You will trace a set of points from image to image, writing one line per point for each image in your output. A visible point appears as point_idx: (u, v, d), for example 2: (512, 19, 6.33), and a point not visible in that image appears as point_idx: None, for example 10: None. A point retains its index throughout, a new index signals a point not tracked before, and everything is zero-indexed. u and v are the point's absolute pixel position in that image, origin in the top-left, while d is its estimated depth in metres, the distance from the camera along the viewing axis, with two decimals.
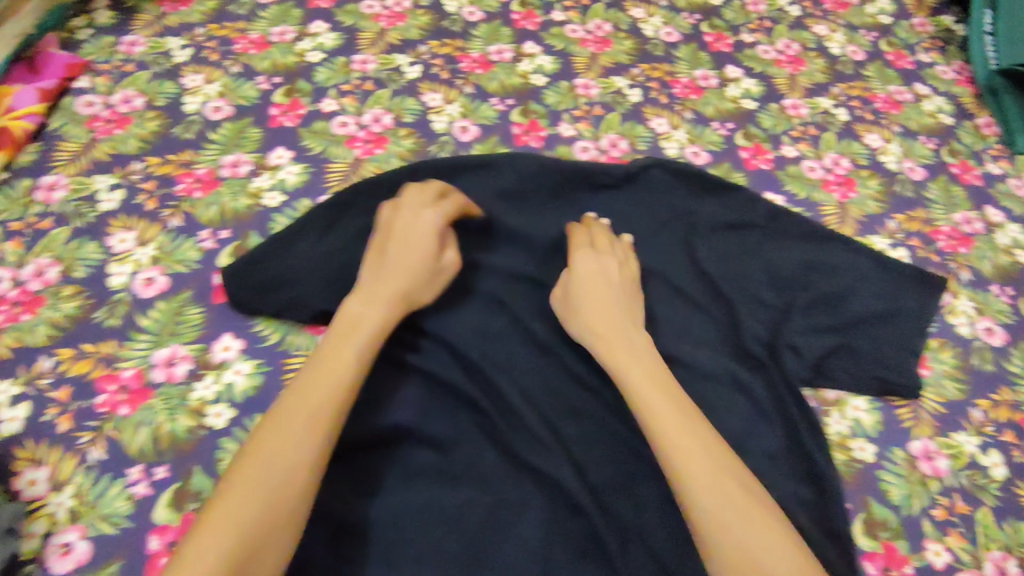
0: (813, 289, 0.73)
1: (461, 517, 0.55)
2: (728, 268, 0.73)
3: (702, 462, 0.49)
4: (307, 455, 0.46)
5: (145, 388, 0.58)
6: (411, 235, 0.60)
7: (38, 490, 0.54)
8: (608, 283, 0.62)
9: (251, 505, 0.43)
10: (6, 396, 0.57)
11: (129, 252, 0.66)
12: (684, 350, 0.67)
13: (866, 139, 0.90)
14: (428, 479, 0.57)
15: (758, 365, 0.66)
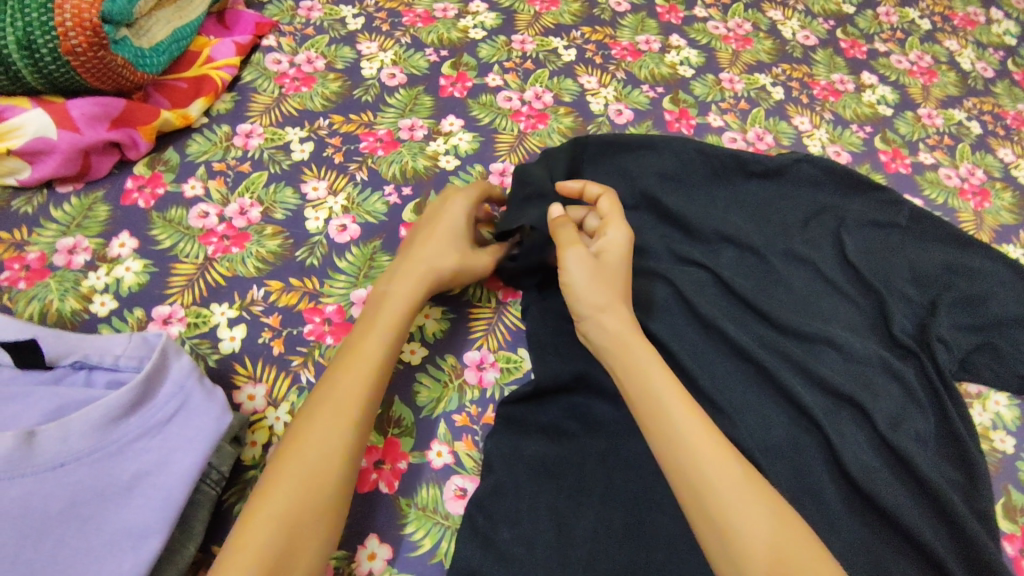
0: (956, 290, 0.74)
1: (643, 463, 0.56)
2: (874, 262, 0.75)
3: (715, 468, 0.46)
4: (335, 441, 0.48)
5: (347, 323, 0.63)
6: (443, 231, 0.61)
7: (256, 405, 0.58)
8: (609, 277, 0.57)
9: (287, 488, 0.45)
10: (225, 317, 0.62)
11: (323, 199, 0.71)
12: (839, 334, 0.68)
13: (999, 152, 0.91)
14: (610, 428, 0.58)
15: (908, 354, 0.69)
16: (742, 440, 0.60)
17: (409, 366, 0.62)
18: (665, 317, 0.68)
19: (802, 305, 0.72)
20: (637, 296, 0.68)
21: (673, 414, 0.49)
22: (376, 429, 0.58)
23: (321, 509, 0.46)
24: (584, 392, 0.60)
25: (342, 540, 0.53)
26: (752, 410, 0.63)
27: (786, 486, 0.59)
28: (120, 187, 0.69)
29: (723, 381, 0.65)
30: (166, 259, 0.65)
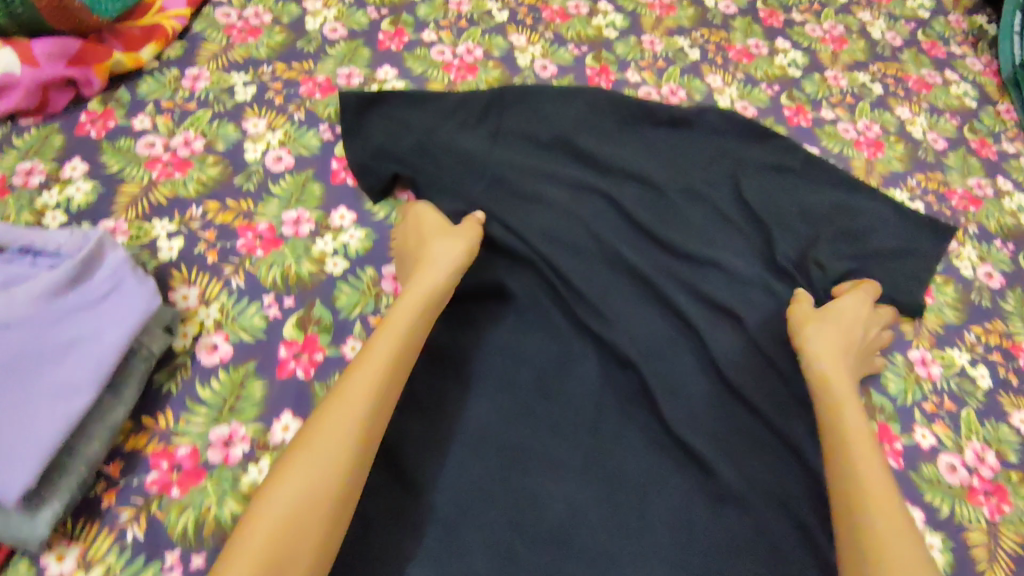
0: (837, 224, 0.82)
1: (532, 358, 0.66)
2: (767, 200, 0.83)
3: (875, 471, 0.54)
4: (356, 424, 0.51)
5: (277, 239, 0.70)
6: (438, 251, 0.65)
7: (189, 304, 0.65)
8: (857, 322, 0.69)
9: (300, 477, 0.48)
10: (165, 231, 0.69)
11: (262, 134, 0.78)
12: (726, 258, 0.75)
13: (897, 111, 0.99)
14: (507, 326, 0.68)
15: (785, 278, 0.77)
16: (622, 342, 0.68)
17: (331, 276, 0.69)
18: (566, 241, 0.74)
19: (698, 235, 0.79)
20: (541, 226, 0.75)
21: (849, 421, 0.58)
22: (297, 327, 0.65)
23: (328, 502, 0.48)
24: (490, 298, 0.70)
25: (258, 415, 0.60)
26: (631, 319, 0.70)
27: (663, 380, 0.67)
28: (74, 120, 0.76)
29: (614, 295, 0.72)
30: (114, 182, 0.71)
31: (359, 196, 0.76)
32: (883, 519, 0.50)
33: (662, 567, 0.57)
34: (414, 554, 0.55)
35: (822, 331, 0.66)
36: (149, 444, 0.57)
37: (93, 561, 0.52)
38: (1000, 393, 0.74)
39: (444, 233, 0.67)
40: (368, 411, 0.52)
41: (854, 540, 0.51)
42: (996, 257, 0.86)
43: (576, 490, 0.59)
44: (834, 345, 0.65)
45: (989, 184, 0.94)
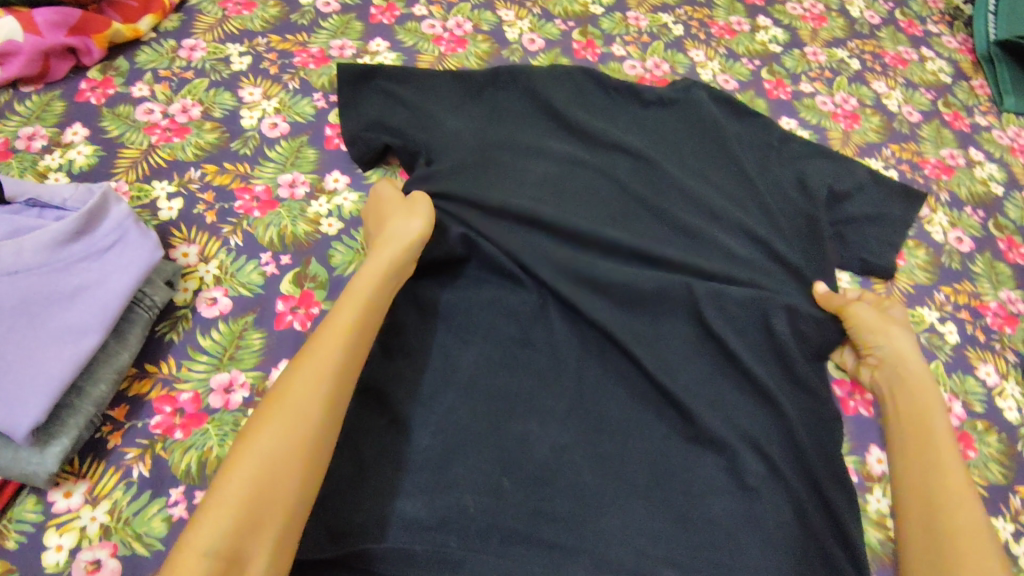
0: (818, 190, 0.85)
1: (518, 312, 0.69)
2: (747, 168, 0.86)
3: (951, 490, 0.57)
4: (313, 394, 0.52)
5: (273, 201, 0.73)
6: (399, 219, 0.67)
7: (190, 261, 0.67)
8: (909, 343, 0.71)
9: (270, 436, 0.49)
10: (164, 191, 0.71)
11: (258, 102, 0.80)
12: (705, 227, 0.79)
13: (874, 85, 1.03)
14: (493, 284, 0.71)
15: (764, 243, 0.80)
16: (606, 300, 0.72)
17: (326, 236, 0.72)
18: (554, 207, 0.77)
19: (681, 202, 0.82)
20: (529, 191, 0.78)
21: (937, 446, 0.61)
22: (294, 283, 0.68)
23: (294, 468, 0.48)
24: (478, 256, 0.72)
25: (257, 363, 0.62)
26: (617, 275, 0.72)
27: (643, 334, 0.70)
28: (74, 87, 0.78)
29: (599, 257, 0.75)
30: (115, 146, 0.74)
31: (355, 163, 0.78)
32: (959, 534, 0.54)
33: (642, 503, 0.60)
34: (405, 489, 0.57)
35: (905, 336, 0.70)
36: (152, 390, 0.60)
37: (99, 497, 0.54)
38: (967, 348, 0.78)
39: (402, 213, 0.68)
40: (331, 368, 0.53)
41: (931, 539, 0.55)
42: (966, 222, 0.89)
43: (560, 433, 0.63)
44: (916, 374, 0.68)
45: (961, 155, 0.97)
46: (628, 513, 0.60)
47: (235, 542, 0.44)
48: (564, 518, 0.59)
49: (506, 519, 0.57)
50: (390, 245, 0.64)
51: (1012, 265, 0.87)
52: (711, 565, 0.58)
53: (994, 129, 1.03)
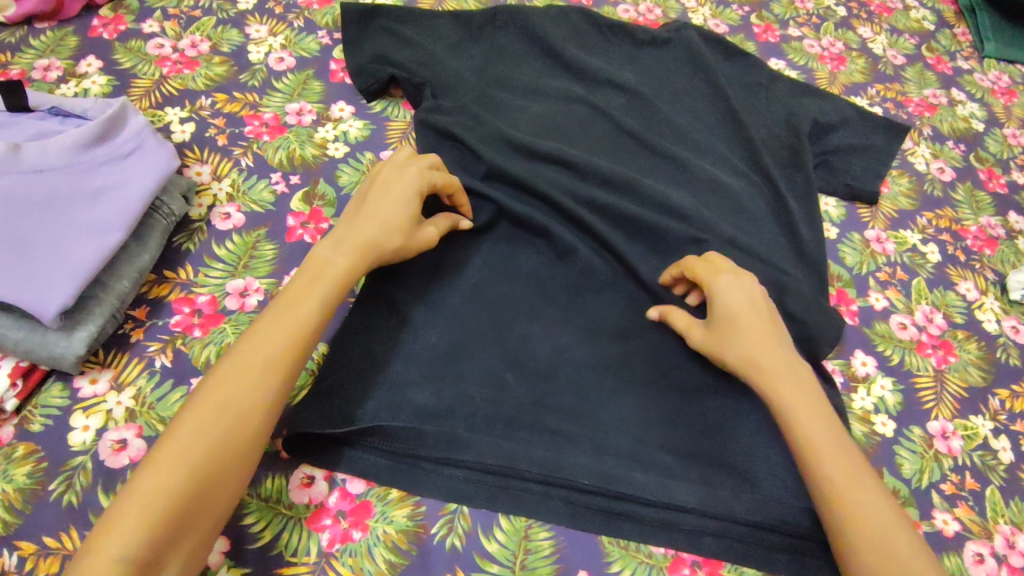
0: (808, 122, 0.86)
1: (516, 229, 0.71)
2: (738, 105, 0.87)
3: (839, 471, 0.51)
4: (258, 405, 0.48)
5: (281, 127, 0.76)
6: (402, 212, 0.60)
7: (203, 178, 0.70)
8: (751, 308, 0.60)
9: (201, 444, 0.45)
10: (177, 117, 0.74)
11: (264, 38, 0.83)
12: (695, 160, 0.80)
13: (859, 30, 1.06)
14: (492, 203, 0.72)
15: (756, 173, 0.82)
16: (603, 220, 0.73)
17: (333, 159, 0.74)
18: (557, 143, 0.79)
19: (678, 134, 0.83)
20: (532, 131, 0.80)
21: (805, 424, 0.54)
22: (304, 201, 0.71)
23: (223, 486, 0.46)
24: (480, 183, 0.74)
25: (270, 271, 0.65)
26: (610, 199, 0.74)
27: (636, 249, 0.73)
28: (87, 24, 0.81)
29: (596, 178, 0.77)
30: (128, 77, 0.77)
31: (363, 100, 0.80)
32: (872, 526, 0.49)
33: (638, 396, 0.63)
34: (414, 381, 0.60)
35: (727, 335, 0.59)
36: (172, 293, 0.63)
37: (124, 384, 0.57)
38: (947, 267, 0.81)
39: (402, 195, 0.60)
40: (275, 379, 0.49)
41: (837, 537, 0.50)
42: (948, 155, 0.93)
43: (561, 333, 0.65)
44: (755, 352, 0.58)
45: (944, 95, 1.00)
46: (625, 405, 0.62)
47: (152, 556, 0.42)
48: (563, 406, 0.61)
49: (510, 407, 0.60)
50: (372, 236, 0.58)
51: (991, 194, 0.90)
52: (703, 450, 0.61)
53: (976, 72, 1.06)
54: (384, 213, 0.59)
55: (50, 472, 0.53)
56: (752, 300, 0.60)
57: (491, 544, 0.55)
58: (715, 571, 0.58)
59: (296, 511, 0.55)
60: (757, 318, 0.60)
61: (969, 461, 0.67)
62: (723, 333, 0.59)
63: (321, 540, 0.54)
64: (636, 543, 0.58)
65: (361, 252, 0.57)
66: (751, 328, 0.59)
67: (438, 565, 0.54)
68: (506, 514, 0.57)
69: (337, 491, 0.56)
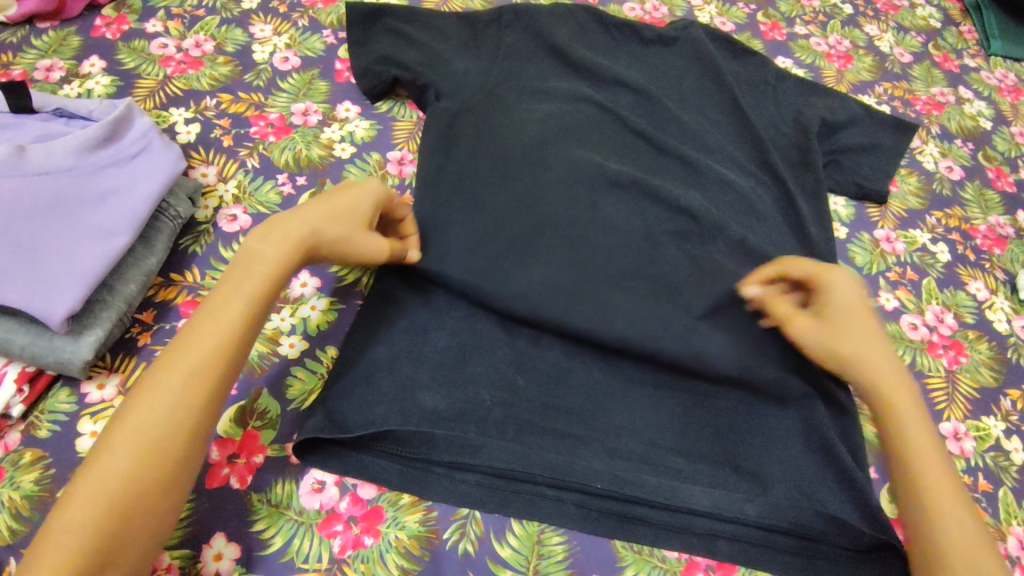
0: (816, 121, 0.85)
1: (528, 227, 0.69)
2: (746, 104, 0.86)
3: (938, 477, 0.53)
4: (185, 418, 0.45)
5: (287, 127, 0.75)
6: (345, 209, 0.56)
7: (209, 180, 0.70)
8: (869, 314, 0.62)
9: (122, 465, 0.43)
10: (182, 117, 0.74)
11: (268, 38, 0.82)
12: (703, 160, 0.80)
13: (866, 28, 1.05)
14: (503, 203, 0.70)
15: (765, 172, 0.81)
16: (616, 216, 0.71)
17: (340, 160, 0.74)
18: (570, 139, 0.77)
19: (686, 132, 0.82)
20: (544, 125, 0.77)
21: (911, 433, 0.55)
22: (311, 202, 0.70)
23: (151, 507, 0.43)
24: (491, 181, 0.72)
25: None
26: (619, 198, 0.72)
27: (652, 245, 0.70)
28: (90, 24, 0.80)
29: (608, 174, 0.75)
30: (132, 78, 0.76)
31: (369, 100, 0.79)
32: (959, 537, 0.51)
33: (650, 398, 0.63)
34: (424, 384, 0.59)
35: (858, 333, 0.60)
36: (178, 296, 0.62)
37: (132, 388, 0.56)
38: (958, 266, 0.81)
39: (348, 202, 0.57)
40: (199, 389, 0.46)
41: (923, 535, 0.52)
42: (957, 153, 0.92)
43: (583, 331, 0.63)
44: (876, 357, 0.59)
45: (951, 93, 1.00)
46: (637, 407, 0.62)
47: None
48: (574, 409, 0.61)
49: (521, 410, 0.60)
50: (311, 228, 0.54)
51: (1000, 193, 0.90)
52: (715, 453, 0.61)
53: (983, 70, 1.06)
54: (323, 206, 0.56)
55: (58, 479, 0.52)
56: (862, 300, 0.62)
57: (503, 549, 0.55)
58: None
59: (307, 517, 0.54)
60: (858, 327, 0.61)
61: (981, 462, 0.67)
62: (834, 326, 0.61)
63: (332, 547, 0.53)
64: (649, 547, 0.57)
65: (292, 247, 0.53)
66: (858, 326, 0.61)
67: (450, 571, 0.53)
68: (518, 519, 0.56)
69: (347, 496, 0.55)
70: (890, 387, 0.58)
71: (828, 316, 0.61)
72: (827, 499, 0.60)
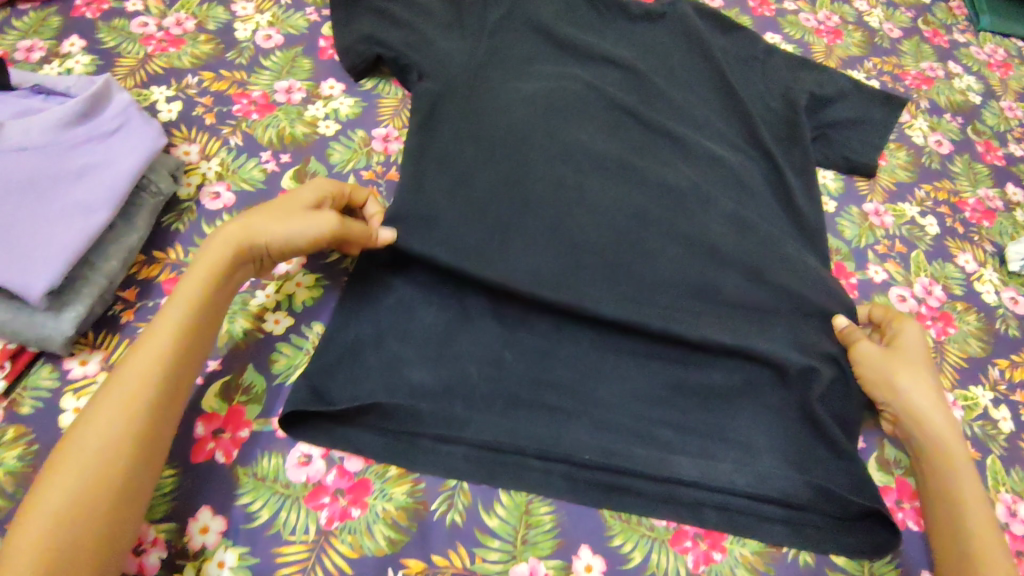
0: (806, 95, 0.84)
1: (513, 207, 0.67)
2: (736, 78, 0.85)
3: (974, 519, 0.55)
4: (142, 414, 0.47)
5: (270, 105, 0.74)
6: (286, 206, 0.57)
7: (191, 158, 0.69)
8: (926, 354, 0.63)
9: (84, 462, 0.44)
10: (163, 95, 0.73)
11: (251, 16, 0.81)
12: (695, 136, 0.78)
13: (855, 4, 1.05)
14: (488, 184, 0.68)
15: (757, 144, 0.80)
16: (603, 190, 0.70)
17: (324, 137, 0.73)
18: (558, 115, 0.74)
19: (676, 109, 0.81)
20: (531, 100, 0.75)
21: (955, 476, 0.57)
22: (295, 179, 0.69)
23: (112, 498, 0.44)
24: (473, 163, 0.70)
25: None
26: (606, 173, 0.71)
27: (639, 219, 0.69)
28: (69, 3, 0.79)
29: (596, 149, 0.73)
30: (112, 57, 0.75)
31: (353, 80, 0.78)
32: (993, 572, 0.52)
33: (637, 370, 0.63)
34: (411, 358, 0.59)
35: (915, 380, 0.61)
36: (162, 273, 0.61)
37: (115, 364, 0.56)
38: (946, 239, 0.81)
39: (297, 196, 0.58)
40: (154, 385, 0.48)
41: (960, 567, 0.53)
42: (946, 127, 0.92)
43: (573, 303, 0.62)
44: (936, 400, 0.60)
45: (940, 68, 1.00)
46: (625, 380, 0.62)
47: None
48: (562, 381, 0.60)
49: (508, 383, 0.59)
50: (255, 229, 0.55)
51: (989, 167, 0.90)
52: (704, 424, 0.61)
53: (972, 46, 1.05)
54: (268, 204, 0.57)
55: (41, 455, 0.52)
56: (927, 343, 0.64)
57: (491, 519, 0.55)
58: (718, 543, 0.57)
59: (293, 490, 0.54)
60: (927, 366, 0.62)
61: (969, 430, 0.67)
62: (895, 364, 0.62)
63: (320, 518, 0.53)
64: (638, 516, 0.57)
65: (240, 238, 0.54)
66: (922, 363, 0.62)
67: (439, 541, 0.53)
68: (506, 489, 0.56)
69: (335, 469, 0.55)
70: (934, 419, 0.59)
71: (893, 352, 0.63)
72: (814, 467, 0.60)
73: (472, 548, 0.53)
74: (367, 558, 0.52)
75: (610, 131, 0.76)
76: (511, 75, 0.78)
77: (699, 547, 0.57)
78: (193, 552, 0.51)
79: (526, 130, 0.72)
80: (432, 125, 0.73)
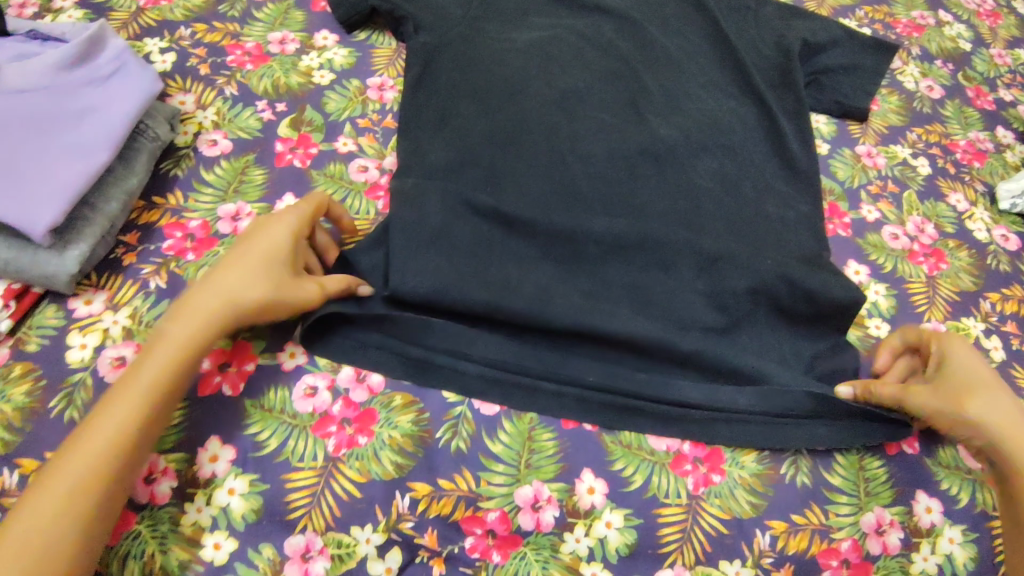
0: (800, 40, 0.82)
1: (511, 150, 0.67)
2: (726, 22, 0.83)
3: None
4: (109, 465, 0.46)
5: (264, 55, 0.74)
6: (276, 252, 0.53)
7: (187, 108, 0.70)
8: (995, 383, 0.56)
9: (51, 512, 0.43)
10: (157, 47, 0.73)
11: None
12: (690, 77, 0.77)
13: None
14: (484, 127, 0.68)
15: (750, 90, 0.78)
16: (597, 130, 0.69)
17: (319, 86, 0.73)
18: (553, 60, 0.74)
19: (671, 53, 0.79)
20: (525, 48, 0.74)
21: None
22: (292, 127, 0.70)
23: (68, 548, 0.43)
24: (468, 108, 0.69)
25: (261, 196, 0.65)
26: (596, 116, 0.70)
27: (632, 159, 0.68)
28: None
29: (588, 91, 0.72)
30: (105, 11, 0.75)
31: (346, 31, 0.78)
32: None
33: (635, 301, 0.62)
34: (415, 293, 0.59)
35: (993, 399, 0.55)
36: (162, 219, 0.62)
37: (119, 303, 0.57)
38: (938, 179, 0.82)
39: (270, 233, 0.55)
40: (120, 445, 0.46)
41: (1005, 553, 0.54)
42: (936, 73, 0.93)
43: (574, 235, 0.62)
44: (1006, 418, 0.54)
45: (931, 16, 1.00)
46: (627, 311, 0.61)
47: None
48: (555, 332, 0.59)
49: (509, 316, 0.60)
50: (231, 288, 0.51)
51: (980, 111, 0.91)
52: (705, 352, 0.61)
53: None
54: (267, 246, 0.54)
55: (50, 390, 0.53)
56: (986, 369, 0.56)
57: (495, 445, 0.56)
58: (717, 466, 0.58)
59: (301, 420, 0.56)
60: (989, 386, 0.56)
61: None
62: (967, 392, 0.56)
63: (327, 447, 0.55)
64: (638, 440, 0.58)
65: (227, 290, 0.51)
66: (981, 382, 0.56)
67: (444, 466, 0.55)
68: (509, 416, 0.58)
69: (340, 400, 0.57)
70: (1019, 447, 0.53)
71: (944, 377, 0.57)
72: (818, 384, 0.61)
73: (476, 472, 0.55)
74: (375, 481, 0.54)
75: (602, 70, 0.75)
76: (504, 22, 0.77)
77: (699, 470, 0.58)
78: (203, 480, 0.53)
79: (519, 75, 0.72)
80: (430, 74, 0.73)
